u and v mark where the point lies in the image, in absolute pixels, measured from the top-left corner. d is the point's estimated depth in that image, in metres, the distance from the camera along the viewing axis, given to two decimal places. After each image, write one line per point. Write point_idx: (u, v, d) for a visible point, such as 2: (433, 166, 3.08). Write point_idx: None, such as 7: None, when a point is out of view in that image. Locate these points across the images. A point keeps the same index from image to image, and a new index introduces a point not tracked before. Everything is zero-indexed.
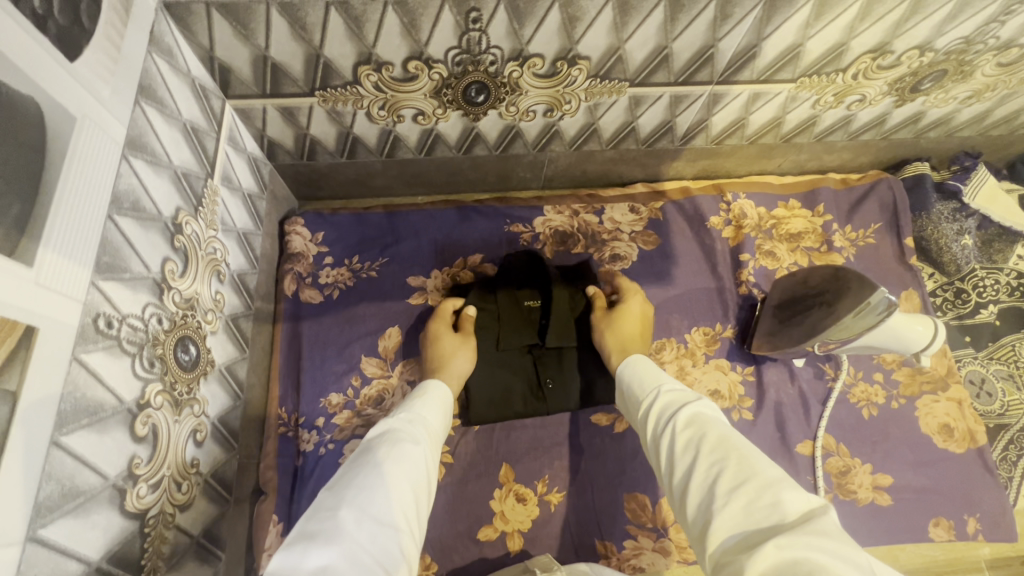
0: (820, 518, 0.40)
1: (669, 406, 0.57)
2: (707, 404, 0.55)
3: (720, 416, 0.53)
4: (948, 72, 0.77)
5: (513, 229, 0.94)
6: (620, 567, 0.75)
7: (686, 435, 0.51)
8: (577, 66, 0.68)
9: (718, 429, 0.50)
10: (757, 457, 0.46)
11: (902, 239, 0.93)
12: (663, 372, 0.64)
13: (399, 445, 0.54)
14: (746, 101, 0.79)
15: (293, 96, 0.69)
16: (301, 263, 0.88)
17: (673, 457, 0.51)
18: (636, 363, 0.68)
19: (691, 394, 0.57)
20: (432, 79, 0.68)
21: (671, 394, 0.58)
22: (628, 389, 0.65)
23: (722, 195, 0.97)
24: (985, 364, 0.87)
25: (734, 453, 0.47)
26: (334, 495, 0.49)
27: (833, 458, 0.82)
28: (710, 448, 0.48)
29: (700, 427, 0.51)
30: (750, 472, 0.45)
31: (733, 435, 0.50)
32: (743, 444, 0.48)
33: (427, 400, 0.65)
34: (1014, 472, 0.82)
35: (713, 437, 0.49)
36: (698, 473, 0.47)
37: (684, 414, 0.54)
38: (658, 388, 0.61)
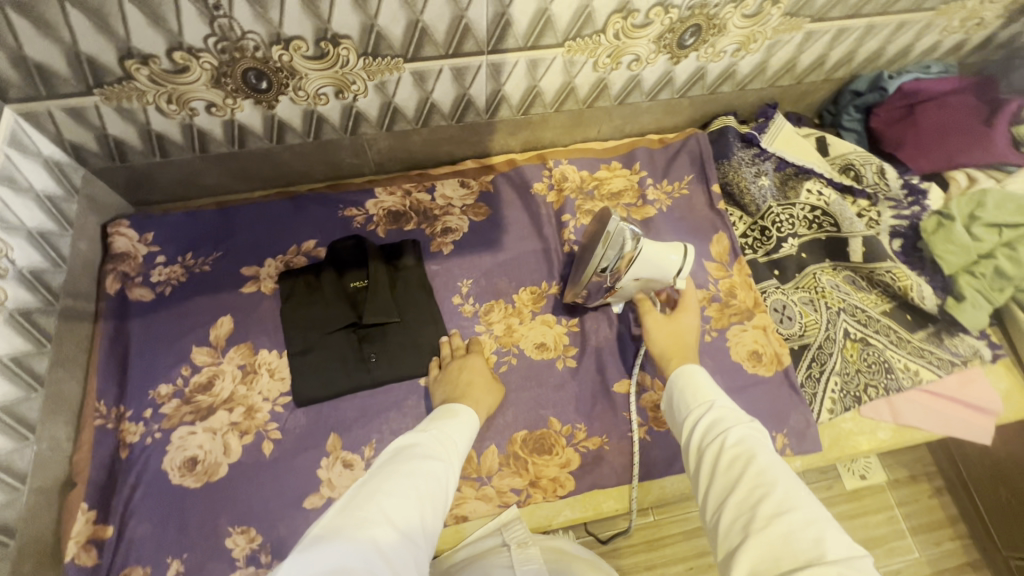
0: (858, 560, 0.41)
1: (718, 425, 0.60)
2: (757, 429, 0.58)
3: (766, 442, 0.56)
4: (702, 26, 0.84)
5: (346, 213, 0.98)
6: (442, 517, 0.78)
7: (734, 458, 0.54)
8: (342, 45, 0.73)
9: (765, 455, 0.53)
10: (798, 486, 0.50)
11: (710, 187, 1.00)
12: (712, 385, 0.67)
13: (429, 462, 0.60)
14: (528, 69, 0.85)
15: (72, 96, 0.72)
16: (127, 263, 0.89)
17: (716, 473, 0.55)
18: (687, 373, 0.69)
19: (746, 416, 0.60)
20: (205, 69, 0.72)
21: (723, 412, 0.61)
22: (678, 401, 0.68)
23: (545, 163, 1.02)
24: (788, 292, 0.94)
25: (780, 484, 0.49)
26: (362, 499, 0.53)
27: (648, 394, 0.86)
28: (754, 476, 0.51)
29: (747, 450, 0.54)
30: (794, 504, 0.47)
31: (783, 465, 0.52)
32: (790, 474, 0.51)
33: (457, 421, 0.69)
34: (817, 388, 0.88)
35: (762, 463, 0.52)
36: (738, 495, 0.51)
37: (734, 434, 0.57)
38: (710, 403, 0.63)
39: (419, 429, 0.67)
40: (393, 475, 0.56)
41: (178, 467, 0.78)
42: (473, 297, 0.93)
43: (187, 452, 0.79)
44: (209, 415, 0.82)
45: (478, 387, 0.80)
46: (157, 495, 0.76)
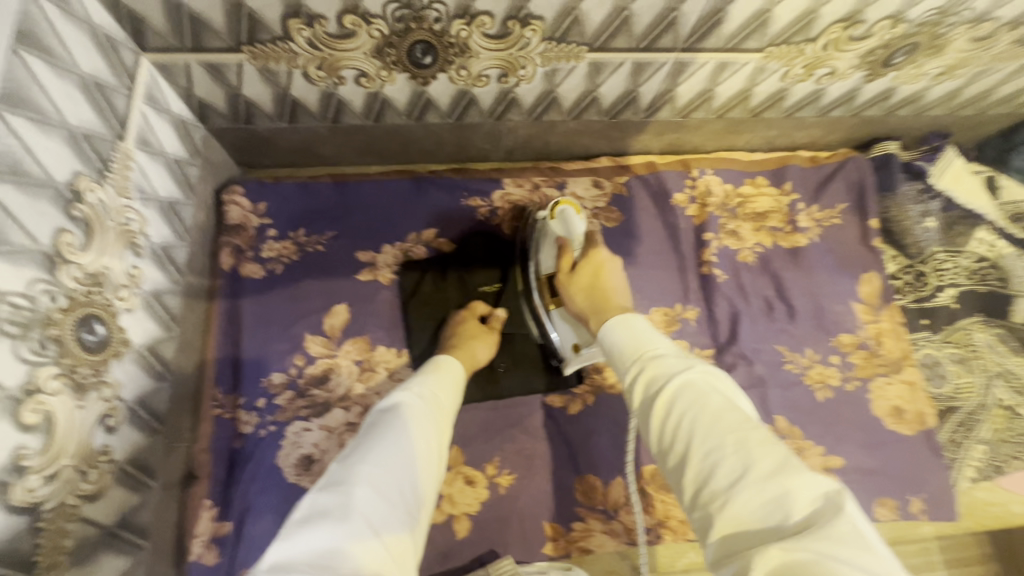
0: (828, 516, 0.34)
1: (659, 374, 0.47)
2: (702, 369, 0.46)
3: (713, 384, 0.45)
4: (920, 46, 0.73)
5: (470, 202, 0.89)
6: (568, 548, 0.75)
7: (681, 414, 0.43)
8: (530, 27, 0.63)
9: (712, 404, 0.42)
10: (755, 434, 0.40)
11: (867, 220, 0.91)
12: (646, 330, 0.53)
13: (413, 424, 0.51)
14: (713, 71, 0.75)
15: (218, 51, 0.63)
16: (241, 235, 0.81)
17: (663, 438, 0.44)
18: (621, 322, 0.56)
19: (685, 359, 0.48)
20: (372, 36, 0.62)
21: (658, 361, 0.48)
22: (611, 352, 0.54)
23: (688, 171, 0.93)
24: (939, 347, 0.87)
25: (728, 439, 0.40)
26: (344, 469, 0.46)
27: (786, 442, 0.81)
28: (702, 434, 0.41)
29: (689, 401, 0.43)
30: (752, 459, 0.38)
31: (735, 408, 0.42)
32: (744, 421, 0.41)
33: (441, 376, 0.60)
34: (960, 453, 0.83)
35: (711, 416, 0.42)
36: (693, 463, 0.40)
37: (671, 385, 0.45)
38: (647, 350, 0.50)
39: (404, 384, 0.58)
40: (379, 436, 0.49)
41: (293, 465, 0.73)
42: None
43: (303, 449, 0.73)
44: (325, 412, 0.76)
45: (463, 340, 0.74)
46: (273, 493, 0.71)
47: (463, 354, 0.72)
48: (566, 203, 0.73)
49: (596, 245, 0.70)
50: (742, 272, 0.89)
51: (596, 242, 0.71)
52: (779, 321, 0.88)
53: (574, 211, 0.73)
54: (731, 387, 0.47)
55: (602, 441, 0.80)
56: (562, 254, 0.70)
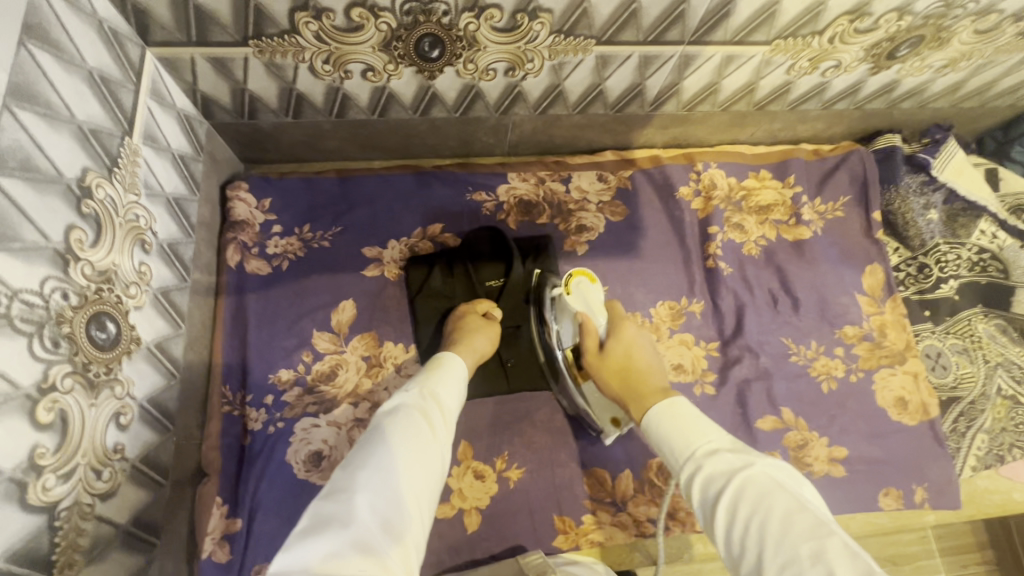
0: None
1: (719, 473, 0.48)
2: (763, 466, 0.47)
3: (777, 482, 0.45)
4: (925, 38, 0.74)
5: (476, 197, 0.88)
6: (578, 541, 0.75)
7: (751, 522, 0.43)
8: (539, 19, 0.63)
9: (779, 507, 0.43)
10: (831, 539, 0.40)
11: (870, 212, 0.92)
12: (694, 417, 0.54)
13: (415, 426, 0.52)
14: (720, 64, 0.75)
15: (224, 45, 0.62)
16: (246, 232, 0.81)
17: (735, 546, 0.44)
18: (666, 407, 0.56)
19: (742, 454, 0.48)
20: (380, 30, 0.62)
21: (714, 458, 0.49)
22: (661, 442, 0.55)
23: (692, 164, 0.93)
24: (942, 338, 0.88)
25: (804, 547, 0.39)
26: (345, 475, 0.47)
27: (791, 433, 0.82)
28: (776, 545, 0.41)
29: (756, 506, 0.44)
30: (831, 566, 0.38)
31: (805, 510, 0.42)
32: (816, 525, 0.41)
33: (443, 375, 0.61)
34: (962, 443, 0.84)
35: (782, 523, 0.42)
36: (770, 574, 0.40)
37: (734, 488, 0.46)
38: (700, 443, 0.51)
39: (405, 386, 0.59)
40: (381, 439, 0.49)
41: (303, 461, 0.73)
42: None
43: (312, 445, 0.73)
44: (333, 408, 0.76)
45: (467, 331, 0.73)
46: (284, 489, 0.71)
47: (466, 347, 0.70)
48: (580, 276, 0.73)
49: (622, 323, 0.71)
50: (746, 265, 0.89)
51: (621, 319, 0.72)
52: (784, 313, 0.88)
53: (589, 281, 0.73)
54: (794, 482, 0.47)
55: (610, 434, 0.80)
56: (588, 334, 0.70)
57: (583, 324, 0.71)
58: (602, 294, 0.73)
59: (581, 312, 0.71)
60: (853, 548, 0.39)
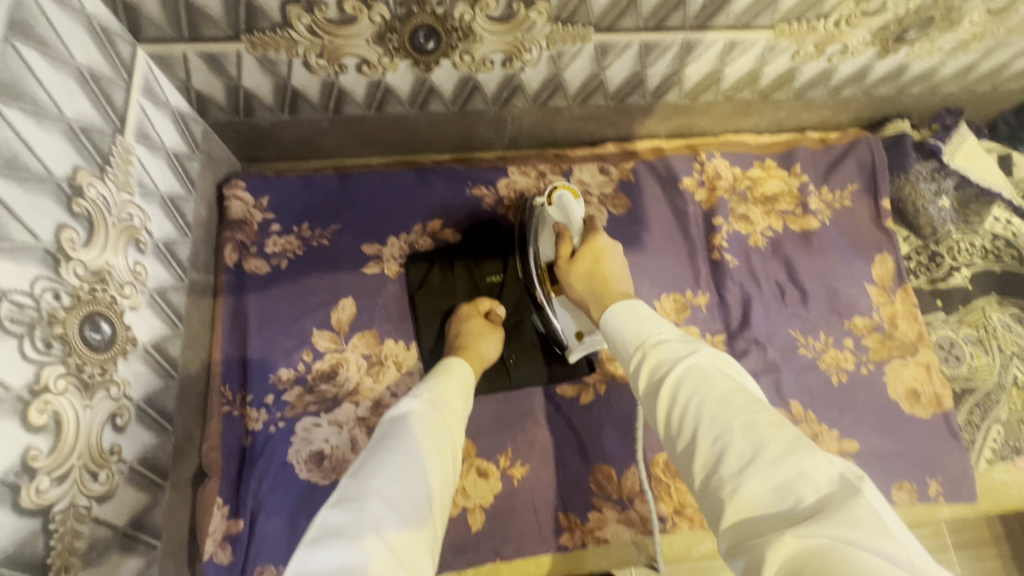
0: (839, 499, 0.34)
1: (664, 359, 0.48)
2: (707, 352, 0.47)
3: (719, 366, 0.46)
4: (935, 19, 0.72)
5: (475, 192, 0.87)
6: (584, 539, 0.74)
7: (690, 399, 0.44)
8: (536, 8, 0.62)
9: (720, 388, 0.43)
10: (763, 417, 0.41)
11: (879, 201, 0.90)
12: (649, 317, 0.55)
13: (426, 434, 0.51)
14: (722, 51, 0.73)
15: (216, 41, 0.61)
16: (244, 231, 0.80)
17: (672, 422, 0.45)
18: (623, 309, 0.57)
19: (689, 343, 0.49)
20: (374, 22, 0.61)
21: (661, 347, 0.49)
22: (614, 338, 0.56)
23: (696, 155, 0.92)
24: (955, 328, 0.86)
25: (735, 421, 0.41)
26: (357, 483, 0.46)
27: (800, 427, 0.80)
28: (710, 419, 0.42)
29: (698, 386, 0.44)
30: (760, 442, 0.39)
31: (741, 389, 0.43)
32: (751, 403, 0.42)
33: (451, 382, 0.60)
34: (976, 435, 0.82)
35: (718, 399, 0.43)
36: (702, 447, 0.41)
37: (678, 371, 0.46)
38: (651, 337, 0.51)
39: (413, 390, 0.58)
40: (393, 447, 0.49)
41: (305, 461, 0.72)
42: None
43: (314, 445, 0.73)
44: (334, 407, 0.75)
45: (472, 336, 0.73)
46: (286, 489, 0.71)
47: (472, 353, 0.70)
48: (565, 188, 0.75)
49: (597, 232, 0.72)
50: (753, 257, 0.88)
51: (596, 228, 0.73)
52: (792, 305, 0.86)
53: (572, 196, 0.75)
54: (737, 368, 0.48)
55: (615, 429, 0.79)
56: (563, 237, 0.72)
57: (559, 232, 0.73)
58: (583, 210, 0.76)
59: (560, 223, 0.74)
60: (783, 422, 0.41)
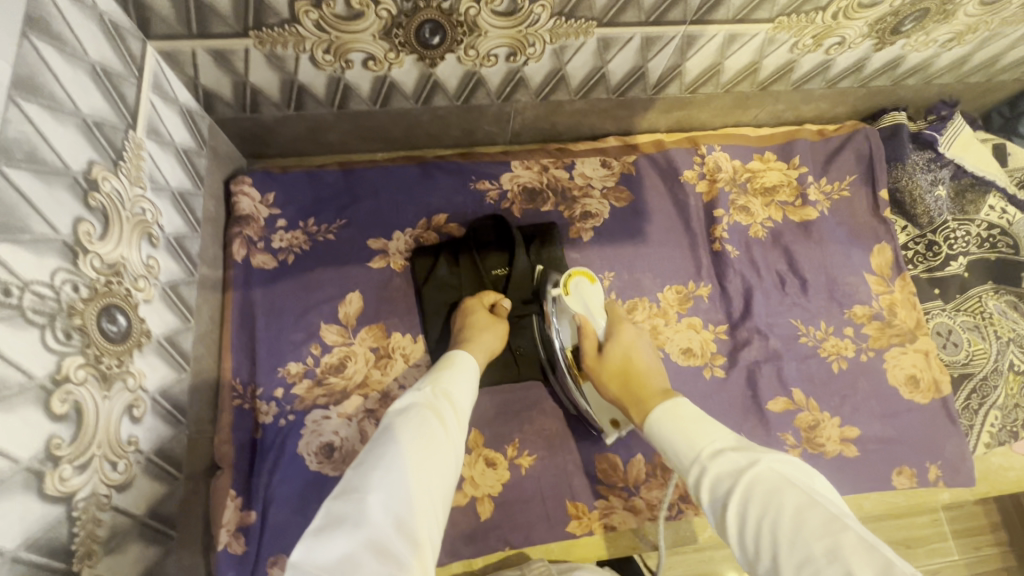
0: None
1: (726, 473, 0.48)
2: (768, 462, 0.47)
3: (784, 477, 0.46)
4: (930, 11, 0.73)
5: (479, 186, 0.88)
6: (591, 526, 0.75)
7: (762, 520, 0.44)
8: (539, 2, 0.63)
9: (789, 504, 0.43)
10: (845, 537, 0.39)
11: (876, 191, 0.91)
12: (700, 419, 0.55)
13: (428, 427, 0.52)
14: (722, 44, 0.74)
15: (224, 37, 0.62)
16: (251, 226, 0.81)
17: (750, 549, 0.44)
18: (668, 409, 0.57)
19: (747, 452, 0.49)
20: (380, 17, 0.61)
21: (719, 459, 0.50)
22: (666, 446, 0.56)
23: (696, 148, 0.93)
24: (952, 315, 0.88)
25: (816, 546, 0.39)
26: (359, 474, 0.47)
27: (802, 414, 0.81)
28: (790, 546, 0.41)
29: (767, 506, 0.44)
30: (847, 565, 0.37)
31: (814, 504, 0.43)
32: (827, 519, 0.41)
33: (455, 375, 0.61)
34: (974, 420, 0.84)
35: (792, 519, 0.42)
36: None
37: (740, 488, 0.46)
38: (705, 446, 0.51)
39: (416, 385, 0.59)
40: (394, 439, 0.50)
41: (315, 453, 0.73)
42: (616, 292, 0.86)
43: (324, 437, 0.73)
44: (343, 400, 0.76)
45: (476, 329, 0.73)
46: (297, 481, 0.71)
47: (474, 345, 0.70)
48: (580, 275, 0.76)
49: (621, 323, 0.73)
50: (753, 248, 0.89)
51: (619, 317, 0.75)
52: (792, 294, 0.88)
53: (588, 282, 0.76)
54: (804, 476, 0.47)
55: None
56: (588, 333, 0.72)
57: (582, 324, 0.73)
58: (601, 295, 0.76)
59: (580, 311, 0.74)
60: (869, 542, 0.39)
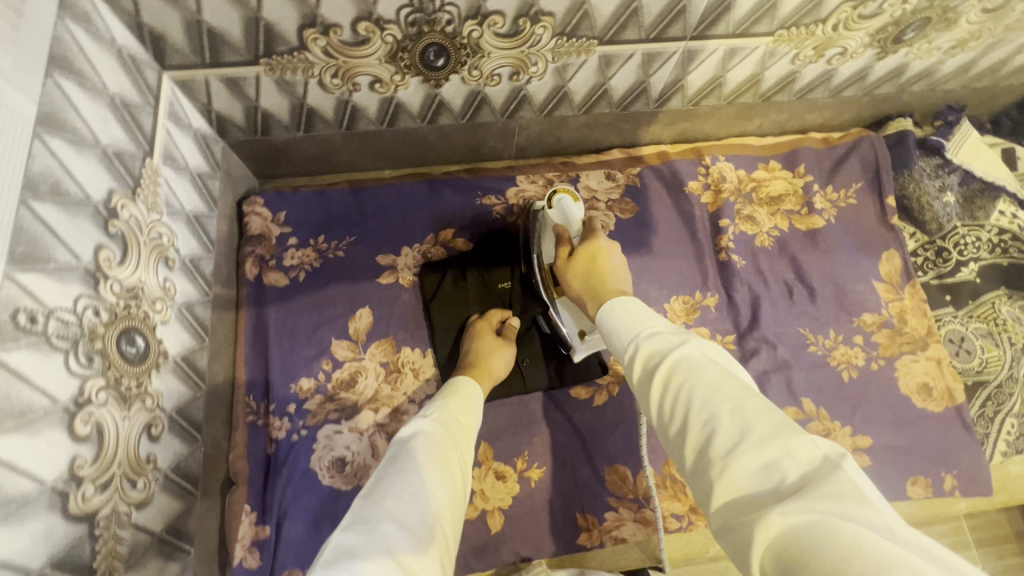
0: (829, 476, 0.33)
1: (656, 350, 0.48)
2: (699, 342, 0.47)
3: (709, 355, 0.46)
4: (932, 20, 0.73)
5: (485, 201, 0.89)
6: (602, 538, 0.75)
7: (679, 384, 0.44)
8: (541, 23, 0.64)
9: (708, 373, 0.43)
10: (753, 400, 0.40)
11: (884, 198, 0.91)
12: (646, 313, 0.55)
13: (436, 454, 0.52)
14: (723, 58, 0.75)
15: (236, 65, 0.64)
16: (263, 245, 0.83)
17: (664, 412, 0.44)
18: (619, 304, 0.57)
19: (681, 334, 0.49)
20: (386, 42, 0.63)
21: (654, 337, 0.50)
22: (609, 333, 0.56)
23: (700, 159, 0.93)
24: (964, 322, 0.87)
25: (723, 405, 0.40)
26: (371, 504, 0.47)
27: (813, 424, 0.81)
28: (699, 403, 0.41)
29: (686, 374, 0.44)
30: (747, 421, 0.38)
31: (732, 376, 0.42)
32: (740, 388, 0.41)
33: (460, 402, 0.62)
34: (990, 428, 0.82)
35: (707, 384, 0.42)
36: (690, 433, 0.41)
37: (666, 362, 0.46)
38: (644, 329, 0.51)
39: (421, 411, 0.60)
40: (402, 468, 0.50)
41: (327, 467, 0.74)
42: None
43: (335, 452, 0.75)
44: (354, 414, 0.77)
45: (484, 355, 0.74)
46: (310, 495, 0.73)
47: (481, 371, 0.72)
48: (566, 190, 0.72)
49: (594, 230, 0.71)
50: (760, 257, 0.89)
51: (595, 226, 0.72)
52: (800, 303, 0.87)
53: (572, 199, 0.71)
54: (729, 358, 0.47)
55: (628, 430, 0.80)
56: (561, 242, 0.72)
57: (559, 234, 0.73)
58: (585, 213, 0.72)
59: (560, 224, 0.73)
60: (771, 406, 0.40)
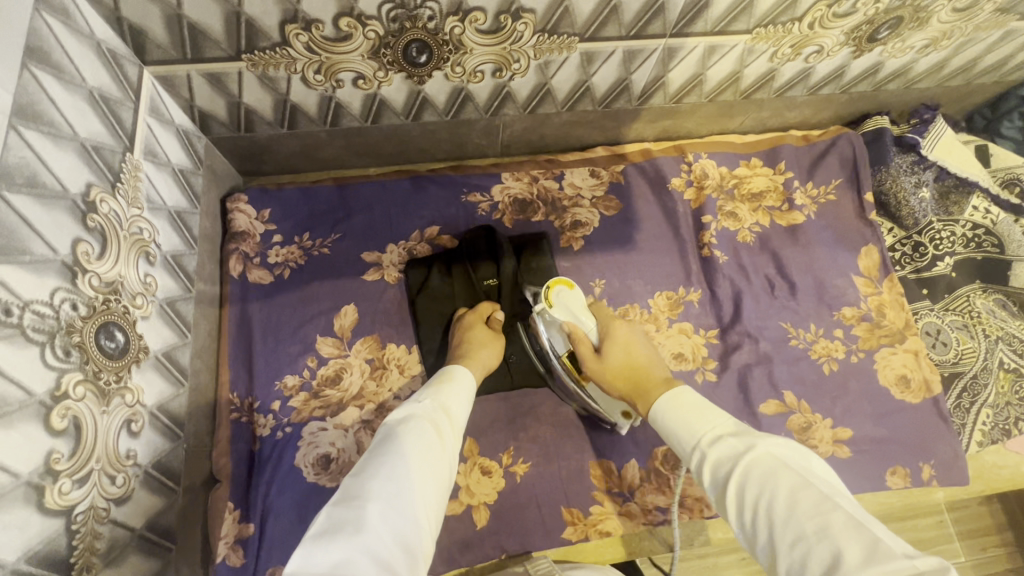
0: None
1: (724, 456, 0.50)
2: (767, 447, 0.48)
3: (782, 462, 0.47)
4: (904, 19, 0.75)
5: (470, 199, 0.90)
6: (587, 532, 0.76)
7: (758, 499, 0.45)
8: (522, 20, 0.65)
9: (785, 485, 0.44)
10: (838, 516, 0.40)
11: (862, 194, 0.93)
12: (705, 407, 0.56)
13: (426, 440, 0.53)
14: (702, 55, 0.76)
15: (218, 61, 0.64)
16: (247, 242, 0.83)
17: (749, 527, 0.45)
18: (673, 398, 0.59)
19: (746, 438, 0.50)
20: (368, 38, 0.64)
21: (719, 444, 0.51)
22: (670, 434, 0.57)
23: (683, 156, 0.94)
24: (940, 315, 0.89)
25: (809, 525, 0.41)
26: (358, 483, 0.47)
27: (794, 416, 0.82)
28: (783, 522, 0.42)
29: (763, 487, 0.45)
30: (837, 541, 0.38)
31: (809, 486, 0.43)
32: (821, 501, 0.42)
33: (453, 390, 0.62)
34: (967, 418, 0.84)
35: (787, 499, 0.43)
36: (782, 553, 0.41)
37: (738, 472, 0.47)
38: (707, 432, 0.53)
39: (415, 396, 0.60)
40: (392, 450, 0.50)
41: (312, 464, 0.74)
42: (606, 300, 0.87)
43: (320, 449, 0.74)
44: (339, 411, 0.77)
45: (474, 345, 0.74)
46: (294, 493, 0.72)
47: (474, 362, 0.71)
48: (559, 284, 0.75)
49: (613, 320, 0.74)
50: (741, 252, 0.90)
51: (609, 313, 0.76)
52: (781, 298, 0.89)
53: (568, 288, 0.75)
54: (802, 458, 0.48)
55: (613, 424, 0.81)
56: (578, 339, 0.71)
57: (572, 332, 0.72)
58: (582, 299, 0.75)
59: (568, 321, 0.73)
60: (858, 519, 0.40)
